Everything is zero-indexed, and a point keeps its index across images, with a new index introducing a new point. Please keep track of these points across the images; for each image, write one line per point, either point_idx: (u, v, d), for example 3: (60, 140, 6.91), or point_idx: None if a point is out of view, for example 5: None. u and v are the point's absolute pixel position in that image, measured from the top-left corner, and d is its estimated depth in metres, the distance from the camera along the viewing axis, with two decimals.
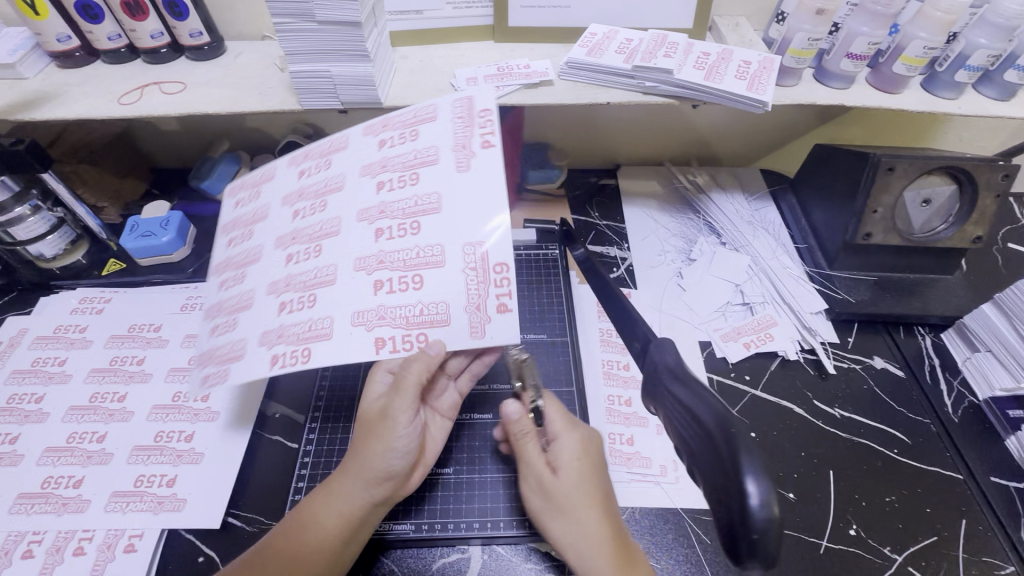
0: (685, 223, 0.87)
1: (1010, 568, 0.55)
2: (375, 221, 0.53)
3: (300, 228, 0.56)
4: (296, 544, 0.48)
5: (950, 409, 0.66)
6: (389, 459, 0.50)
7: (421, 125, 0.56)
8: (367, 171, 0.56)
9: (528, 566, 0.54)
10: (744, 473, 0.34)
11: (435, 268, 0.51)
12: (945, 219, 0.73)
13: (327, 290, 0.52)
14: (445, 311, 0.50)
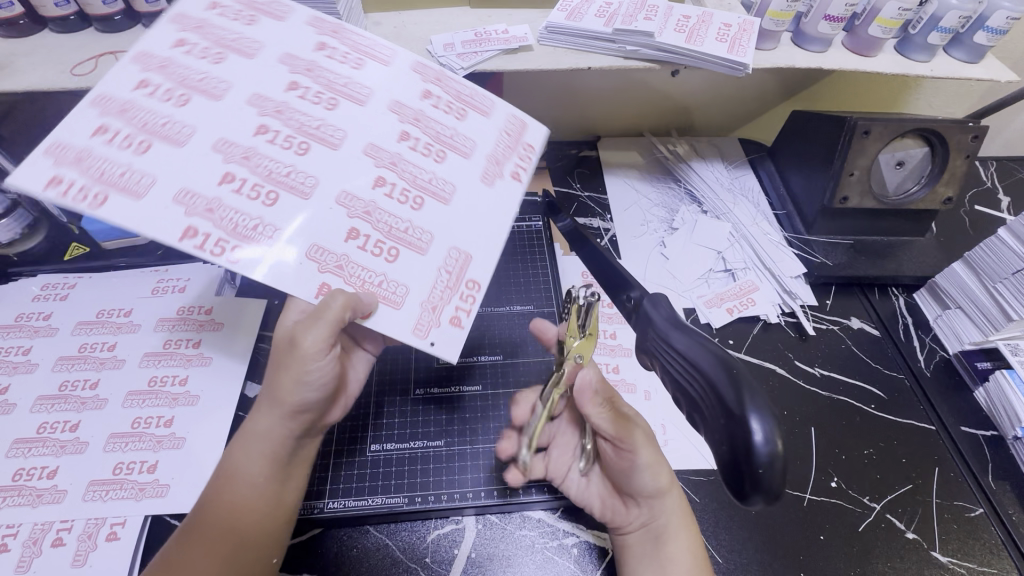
0: (667, 193, 0.87)
1: (979, 510, 0.58)
2: (386, 163, 0.50)
3: (309, 122, 0.49)
4: (230, 496, 0.46)
5: (923, 364, 0.69)
6: (303, 391, 0.48)
7: (470, 110, 0.55)
8: (399, 113, 0.52)
9: (523, 532, 0.55)
10: (749, 413, 0.35)
11: (414, 251, 0.49)
12: (917, 181, 0.75)
13: (291, 201, 0.46)
14: (403, 294, 0.48)
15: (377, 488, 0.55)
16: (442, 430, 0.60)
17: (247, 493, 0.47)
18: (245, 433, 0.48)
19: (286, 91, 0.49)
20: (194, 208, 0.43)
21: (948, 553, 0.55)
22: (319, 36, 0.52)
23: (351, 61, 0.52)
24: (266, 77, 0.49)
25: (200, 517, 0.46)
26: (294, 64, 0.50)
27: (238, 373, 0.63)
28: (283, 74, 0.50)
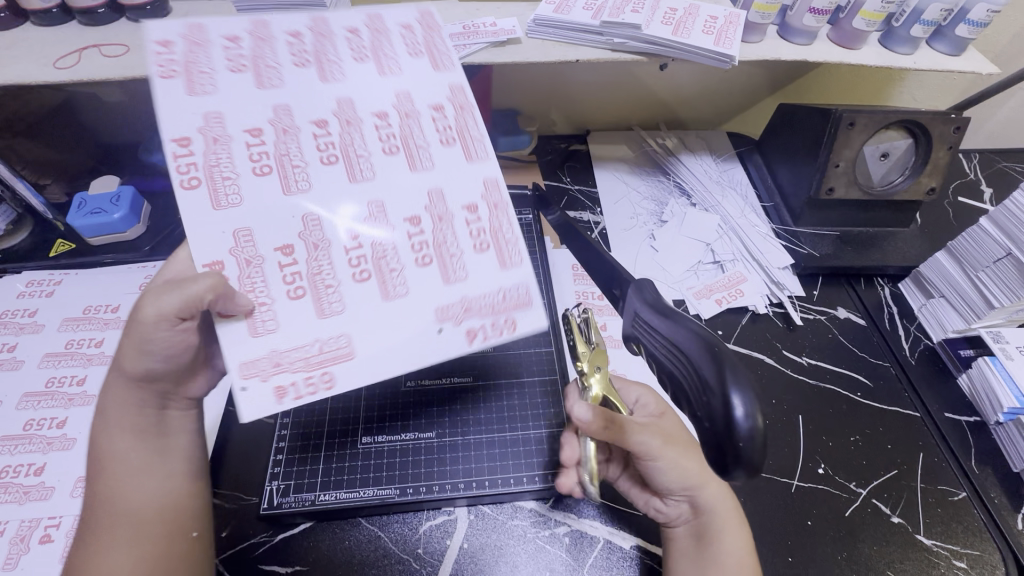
0: (656, 186, 0.88)
1: (963, 494, 0.59)
2: (351, 147, 0.46)
3: (357, 150, 0.46)
4: (116, 484, 0.45)
5: (907, 352, 0.70)
6: (146, 363, 0.44)
7: (495, 254, 0.46)
8: (431, 202, 0.46)
9: (516, 522, 0.55)
10: (729, 391, 0.35)
11: (312, 306, 0.42)
12: (901, 172, 0.76)
13: (266, 195, 0.43)
14: (269, 330, 0.41)
15: (369, 480, 0.55)
16: (433, 422, 0.60)
17: (133, 486, 0.45)
18: (102, 419, 0.46)
19: (370, 116, 0.47)
20: (208, 130, 0.43)
21: (932, 536, 0.56)
22: (447, 103, 0.49)
23: (445, 135, 0.48)
24: (366, 91, 0.47)
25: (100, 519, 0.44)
26: (402, 102, 0.48)
27: None
28: (385, 101, 0.47)
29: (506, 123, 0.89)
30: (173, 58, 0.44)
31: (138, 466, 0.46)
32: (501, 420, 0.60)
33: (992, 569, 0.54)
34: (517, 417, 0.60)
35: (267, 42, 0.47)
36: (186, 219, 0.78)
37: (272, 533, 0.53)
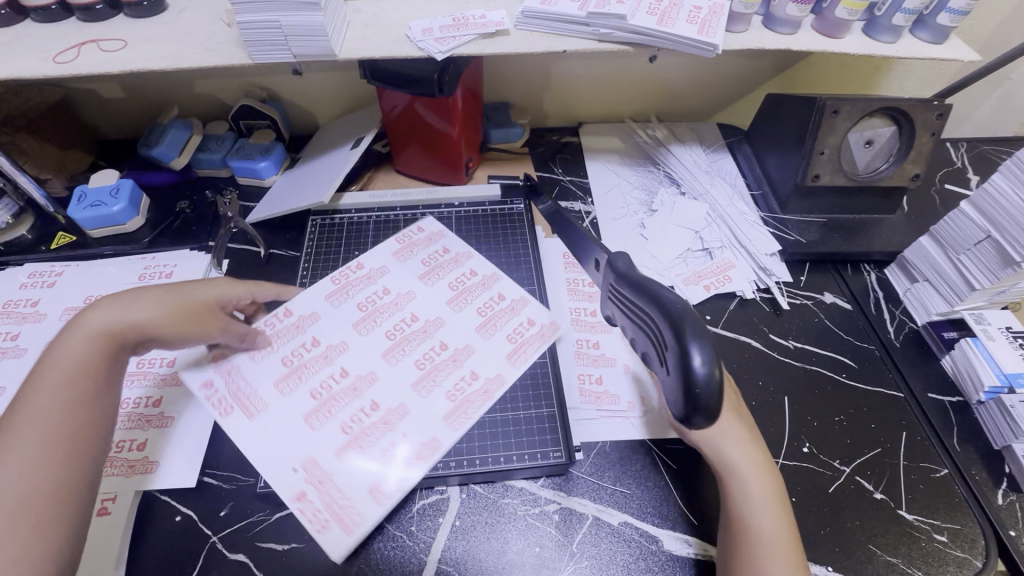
0: (647, 176, 0.89)
1: (944, 471, 0.60)
2: (361, 423, 0.54)
3: (410, 344, 0.61)
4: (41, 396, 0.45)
5: (892, 334, 0.72)
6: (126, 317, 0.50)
7: (416, 454, 0.52)
8: (399, 407, 0.56)
9: (506, 500, 0.56)
10: (690, 348, 0.39)
11: (280, 382, 0.57)
12: (886, 159, 0.77)
13: (343, 325, 0.62)
14: (237, 369, 0.57)
15: None
16: None
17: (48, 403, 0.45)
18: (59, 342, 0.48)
19: (440, 343, 0.62)
20: (406, 237, 0.73)
21: (913, 511, 0.57)
22: (469, 411, 0.56)
23: (455, 401, 0.57)
24: (451, 377, 0.58)
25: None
26: (484, 329, 0.63)
27: None
28: (467, 336, 0.62)
29: (499, 116, 0.91)
30: (433, 233, 0.74)
31: (54, 403, 0.45)
32: (492, 402, 0.61)
33: (971, 542, 0.55)
34: (507, 399, 0.62)
35: (470, 255, 0.72)
36: (185, 212, 0.80)
37: (269, 512, 0.55)
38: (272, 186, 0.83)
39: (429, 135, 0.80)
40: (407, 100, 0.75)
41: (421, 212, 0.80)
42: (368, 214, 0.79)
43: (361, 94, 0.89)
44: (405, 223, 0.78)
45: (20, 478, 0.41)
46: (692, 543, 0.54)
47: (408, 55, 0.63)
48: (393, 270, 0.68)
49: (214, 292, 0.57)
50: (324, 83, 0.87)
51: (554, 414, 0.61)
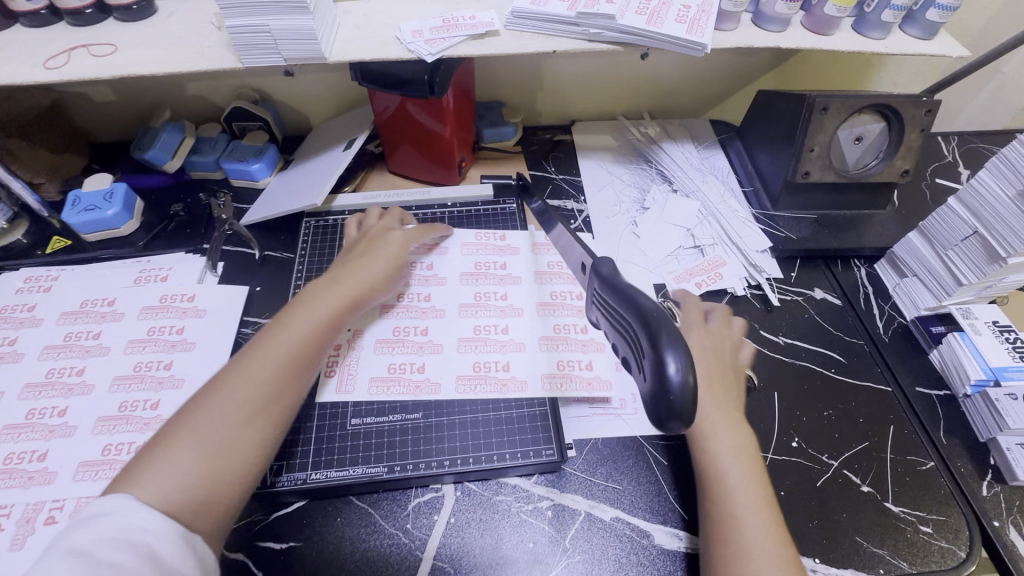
0: (639, 174, 0.89)
1: (930, 463, 0.61)
2: (403, 372, 0.63)
3: (481, 310, 0.70)
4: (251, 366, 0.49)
5: (881, 329, 0.72)
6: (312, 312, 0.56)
7: (408, 373, 0.63)
8: (433, 347, 0.66)
9: (500, 498, 0.57)
10: (660, 344, 0.36)
11: None
12: (876, 155, 0.77)
13: (461, 267, 0.74)
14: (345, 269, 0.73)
15: (358, 460, 0.58)
16: (420, 404, 0.62)
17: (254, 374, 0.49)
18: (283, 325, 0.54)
19: (501, 329, 0.68)
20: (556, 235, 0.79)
21: (900, 503, 0.58)
22: (505, 385, 0.63)
23: (477, 370, 0.64)
24: (490, 354, 0.65)
25: (214, 379, 0.49)
26: (547, 342, 0.67)
27: (220, 355, 0.66)
28: (530, 334, 0.67)
29: (491, 115, 0.91)
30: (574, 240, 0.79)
31: (278, 353, 0.51)
32: (486, 401, 0.62)
33: (955, 533, 0.57)
34: (500, 399, 0.62)
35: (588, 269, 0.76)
36: (179, 214, 0.80)
37: (266, 512, 0.56)
38: (266, 188, 0.83)
39: (421, 136, 0.80)
40: (398, 101, 0.75)
41: (414, 212, 0.80)
42: (361, 215, 0.79)
43: (354, 94, 0.89)
44: None
45: (245, 397, 0.47)
46: (682, 537, 0.55)
47: (398, 57, 0.64)
48: (517, 257, 0.75)
49: (373, 262, 0.65)
50: (316, 84, 0.87)
51: (546, 412, 0.62)
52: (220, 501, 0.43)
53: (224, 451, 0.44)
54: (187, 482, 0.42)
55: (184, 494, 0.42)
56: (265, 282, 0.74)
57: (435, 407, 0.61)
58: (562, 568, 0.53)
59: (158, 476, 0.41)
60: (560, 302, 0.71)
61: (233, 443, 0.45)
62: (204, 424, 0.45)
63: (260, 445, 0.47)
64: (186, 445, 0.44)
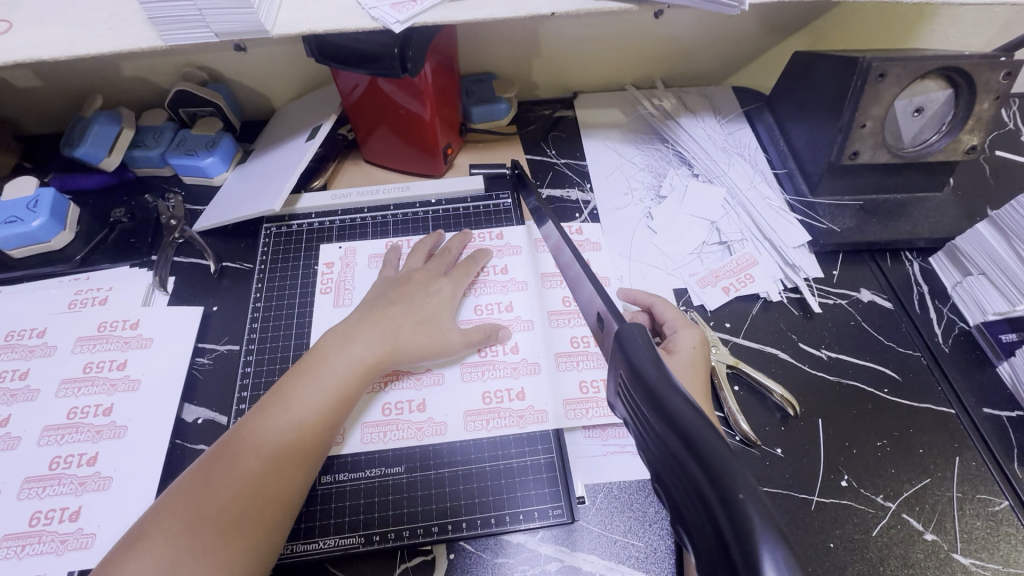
0: (653, 155, 0.77)
1: (1005, 503, 0.52)
2: (401, 412, 0.54)
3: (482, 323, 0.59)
4: (240, 459, 0.44)
5: (940, 338, 0.62)
6: (318, 384, 0.49)
7: (410, 412, 0.54)
8: (438, 378, 0.56)
9: (500, 561, 0.48)
10: (749, 538, 0.22)
11: (348, 294, 0.62)
12: (937, 128, 0.65)
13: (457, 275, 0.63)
14: (325, 286, 0.63)
15: (333, 525, 0.49)
16: (402, 454, 0.52)
17: (244, 466, 0.44)
18: (283, 400, 0.48)
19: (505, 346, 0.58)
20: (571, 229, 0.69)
21: (970, 554, 0.50)
22: (519, 414, 0.54)
23: (489, 401, 0.55)
24: (499, 381, 0.56)
25: (198, 466, 0.45)
26: (563, 358, 0.57)
27: (170, 395, 0.56)
28: (542, 350, 0.58)
29: (480, 90, 0.79)
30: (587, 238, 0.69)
31: (276, 438, 0.46)
32: (483, 448, 0.53)
33: None
34: (498, 445, 0.53)
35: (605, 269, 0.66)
36: (121, 221, 0.69)
37: None
38: (222, 186, 0.72)
39: (397, 120, 0.68)
40: (368, 79, 0.63)
41: (392, 212, 0.69)
42: (331, 217, 0.68)
43: (319, 70, 0.76)
44: (373, 227, 0.67)
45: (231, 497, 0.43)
46: None
47: (358, 27, 0.51)
48: (518, 257, 0.64)
49: (414, 301, 0.56)
50: (274, 60, 0.74)
51: (554, 459, 0.53)
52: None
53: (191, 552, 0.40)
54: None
55: None
56: (222, 301, 0.64)
57: (421, 460, 0.52)
58: None
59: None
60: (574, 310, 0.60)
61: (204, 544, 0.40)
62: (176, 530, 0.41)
63: (238, 548, 0.41)
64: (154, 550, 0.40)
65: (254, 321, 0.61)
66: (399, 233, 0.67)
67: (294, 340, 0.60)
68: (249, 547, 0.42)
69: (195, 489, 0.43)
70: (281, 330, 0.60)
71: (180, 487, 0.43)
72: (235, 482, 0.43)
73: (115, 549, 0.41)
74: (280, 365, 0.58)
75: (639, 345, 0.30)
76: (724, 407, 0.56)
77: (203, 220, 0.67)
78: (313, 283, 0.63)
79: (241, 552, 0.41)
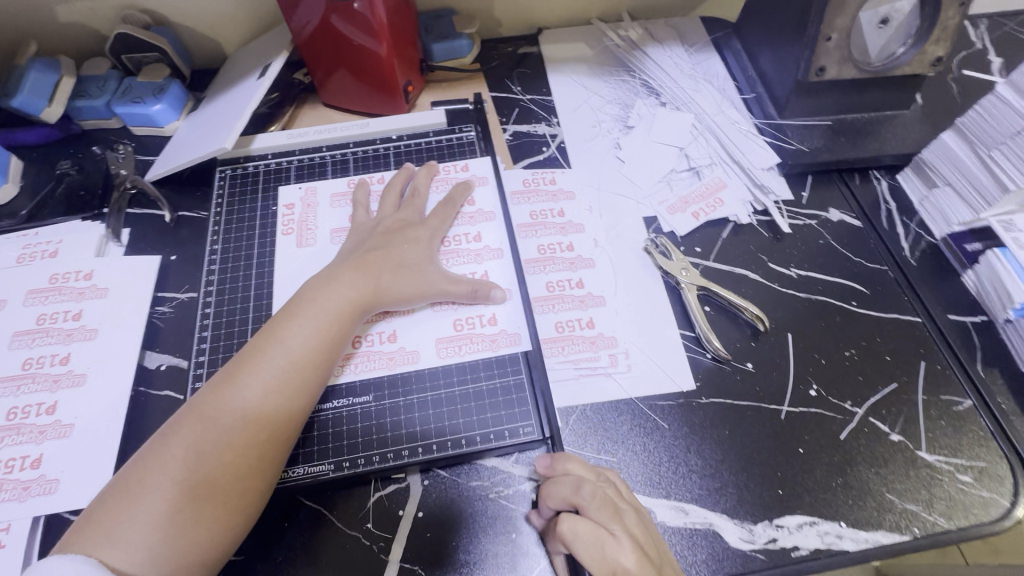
0: (621, 87, 0.76)
1: (967, 402, 0.53)
2: (369, 345, 0.53)
3: (454, 254, 0.58)
4: (231, 401, 0.43)
5: (907, 252, 0.62)
6: (306, 324, 0.47)
7: (383, 343, 0.53)
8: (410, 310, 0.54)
9: (475, 484, 0.49)
10: None
11: (311, 235, 0.60)
12: (903, 42, 0.64)
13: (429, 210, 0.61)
14: (289, 229, 0.61)
15: (301, 456, 0.48)
16: (372, 384, 0.51)
17: (232, 407, 0.43)
18: (275, 339, 0.46)
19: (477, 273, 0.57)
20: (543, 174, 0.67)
21: (935, 451, 0.51)
22: (489, 339, 0.53)
23: (462, 325, 0.54)
24: (472, 307, 0.55)
25: (183, 415, 0.43)
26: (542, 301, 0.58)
27: (131, 342, 0.54)
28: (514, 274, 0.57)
29: (439, 26, 0.75)
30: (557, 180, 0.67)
31: (269, 377, 0.44)
32: (463, 378, 0.52)
33: (998, 480, 0.49)
34: (468, 370, 0.52)
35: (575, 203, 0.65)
36: (69, 173, 0.66)
37: None
38: (174, 134, 0.69)
39: (350, 57, 0.65)
40: (318, 11, 0.60)
41: (352, 150, 0.66)
42: (288, 158, 0.66)
43: (268, 10, 0.72)
44: (334, 166, 0.65)
45: (226, 438, 0.42)
46: (692, 513, 0.48)
47: None
48: (485, 188, 0.63)
49: (380, 242, 0.55)
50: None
51: (523, 381, 0.52)
52: (198, 556, 0.39)
53: (199, 496, 0.40)
54: (151, 533, 0.39)
55: (147, 540, 0.38)
56: (180, 250, 0.62)
57: (390, 387, 0.51)
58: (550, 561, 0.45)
59: (129, 530, 0.38)
60: (550, 257, 0.61)
61: (210, 487, 0.40)
62: (170, 472, 0.40)
63: (243, 488, 0.41)
64: (149, 494, 0.40)
65: (213, 265, 0.59)
66: (361, 171, 0.65)
67: (256, 283, 0.58)
68: (256, 487, 0.42)
69: (185, 433, 0.42)
70: (242, 273, 0.58)
71: (168, 433, 0.42)
72: (236, 426, 0.42)
73: (106, 495, 0.41)
74: (242, 309, 0.56)
75: None
76: (696, 326, 0.56)
77: (158, 167, 0.64)
78: (276, 226, 0.61)
79: (248, 491, 0.42)
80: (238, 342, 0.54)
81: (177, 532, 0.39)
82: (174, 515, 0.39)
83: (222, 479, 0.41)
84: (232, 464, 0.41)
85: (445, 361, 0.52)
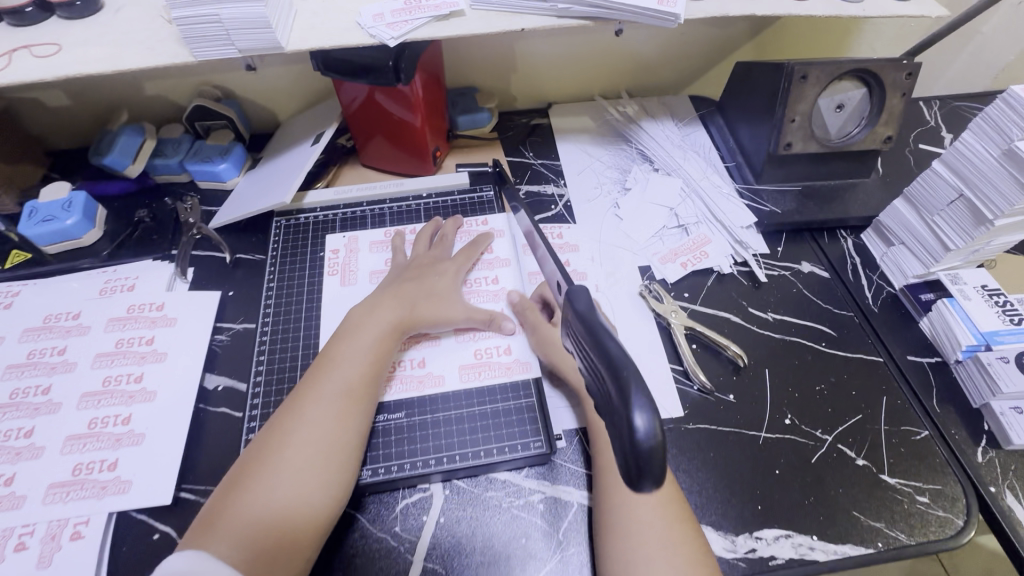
0: (619, 154, 0.87)
1: (925, 432, 0.61)
2: (403, 370, 0.61)
3: (475, 294, 0.68)
4: (301, 412, 0.52)
5: (871, 300, 0.71)
6: (356, 345, 0.57)
7: (414, 368, 0.61)
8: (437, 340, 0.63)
9: (491, 494, 0.56)
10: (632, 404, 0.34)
11: (352, 277, 0.70)
12: (858, 122, 0.75)
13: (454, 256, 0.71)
14: (333, 270, 0.71)
15: None
16: (402, 403, 0.59)
17: (303, 417, 0.51)
18: (332, 359, 0.55)
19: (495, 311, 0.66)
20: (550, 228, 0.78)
21: (896, 475, 0.58)
22: (505, 367, 0.62)
23: (479, 356, 0.63)
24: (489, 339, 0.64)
25: (264, 432, 0.52)
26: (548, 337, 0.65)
27: (194, 365, 0.63)
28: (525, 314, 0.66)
29: (464, 101, 0.88)
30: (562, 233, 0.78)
31: (331, 389, 0.53)
32: (484, 397, 0.60)
33: (953, 501, 0.56)
34: (486, 393, 0.60)
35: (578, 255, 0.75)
36: (144, 221, 0.77)
37: None
38: (234, 188, 0.80)
39: (390, 128, 0.77)
40: (365, 91, 0.72)
41: (388, 204, 0.77)
42: (334, 211, 0.77)
43: (320, 87, 0.86)
44: (372, 218, 0.76)
45: (302, 443, 0.50)
46: None
47: (358, 42, 0.60)
48: (501, 240, 0.73)
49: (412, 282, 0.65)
50: (280, 79, 0.83)
51: (533, 403, 0.60)
52: (293, 543, 0.46)
53: (286, 492, 0.48)
54: (258, 521, 0.46)
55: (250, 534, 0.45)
56: (237, 286, 0.71)
57: (419, 406, 0.59)
58: (554, 563, 0.52)
59: (234, 526, 0.46)
60: None
61: (294, 485, 0.48)
62: (260, 475, 0.48)
63: (320, 483, 0.49)
64: (247, 496, 0.47)
65: (268, 301, 0.68)
66: (395, 223, 0.76)
67: (303, 317, 0.67)
68: (330, 480, 0.49)
69: (267, 443, 0.50)
70: (292, 308, 0.68)
71: (255, 447, 0.51)
72: (307, 432, 0.51)
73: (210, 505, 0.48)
74: (291, 338, 0.65)
75: (581, 298, 0.43)
76: (685, 361, 0.65)
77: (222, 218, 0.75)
78: (322, 267, 0.71)
79: (325, 485, 0.49)
80: (286, 368, 0.63)
81: (273, 523, 0.46)
82: (268, 510, 0.46)
83: (302, 476, 0.48)
84: (309, 462, 0.49)
85: (466, 386, 0.61)
